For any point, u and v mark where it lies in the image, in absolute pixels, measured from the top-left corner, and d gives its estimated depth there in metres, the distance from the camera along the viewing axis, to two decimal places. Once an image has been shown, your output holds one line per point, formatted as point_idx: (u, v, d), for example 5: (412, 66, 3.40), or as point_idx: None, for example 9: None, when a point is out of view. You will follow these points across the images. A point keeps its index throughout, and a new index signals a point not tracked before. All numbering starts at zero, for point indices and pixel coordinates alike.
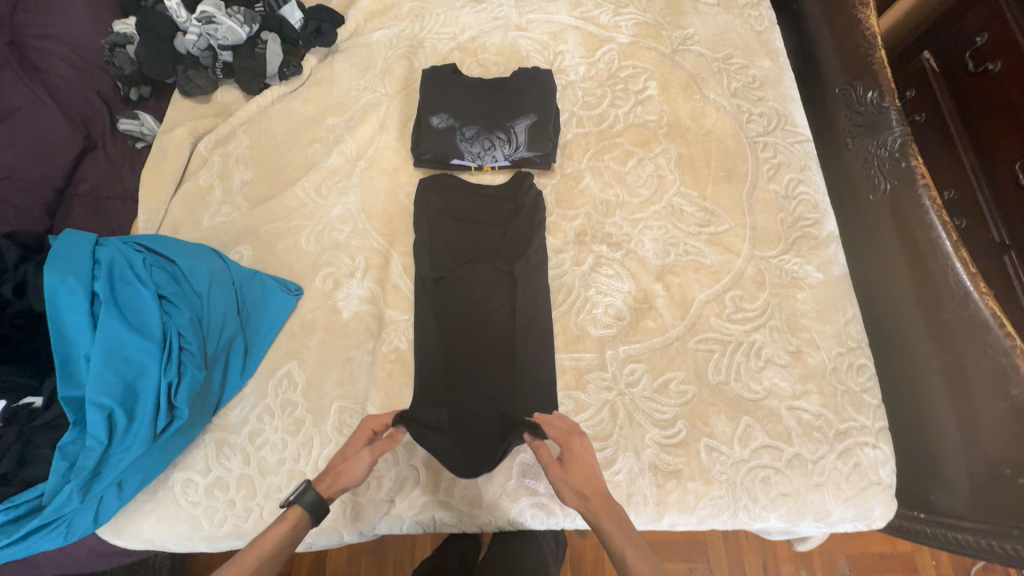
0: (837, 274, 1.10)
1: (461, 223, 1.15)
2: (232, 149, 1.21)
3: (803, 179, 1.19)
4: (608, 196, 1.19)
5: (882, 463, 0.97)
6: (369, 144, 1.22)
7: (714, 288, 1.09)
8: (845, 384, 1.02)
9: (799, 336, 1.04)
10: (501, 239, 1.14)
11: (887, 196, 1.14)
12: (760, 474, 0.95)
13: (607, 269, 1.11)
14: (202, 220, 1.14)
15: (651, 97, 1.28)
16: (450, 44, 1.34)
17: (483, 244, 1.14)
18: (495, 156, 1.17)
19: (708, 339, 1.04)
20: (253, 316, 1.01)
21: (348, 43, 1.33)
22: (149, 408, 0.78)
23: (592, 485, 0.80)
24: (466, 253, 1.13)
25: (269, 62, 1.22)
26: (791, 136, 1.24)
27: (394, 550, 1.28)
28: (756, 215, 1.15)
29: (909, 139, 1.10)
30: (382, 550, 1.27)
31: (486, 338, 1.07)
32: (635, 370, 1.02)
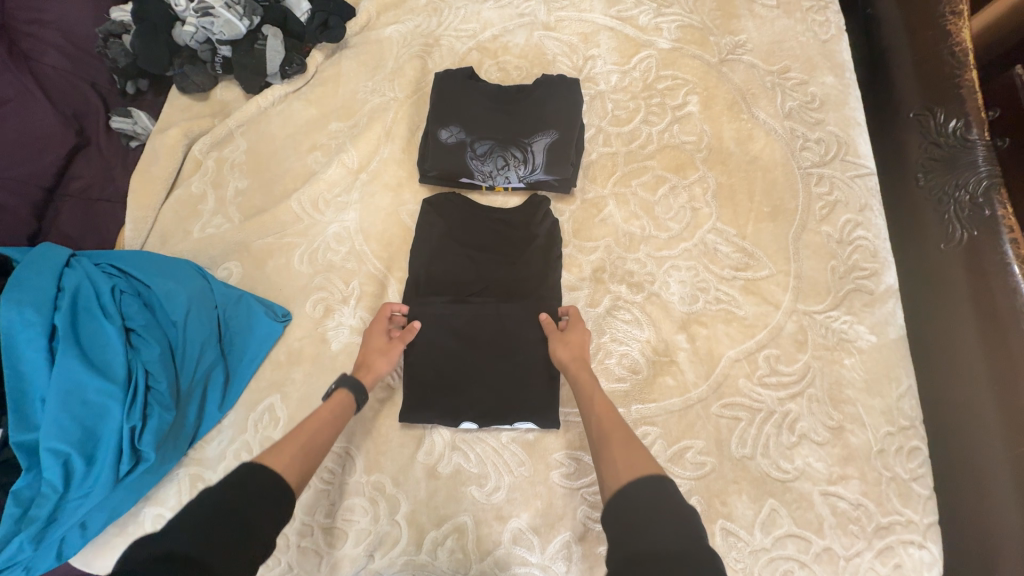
0: (893, 338, 0.95)
1: (464, 249, 1.03)
2: (228, 153, 1.13)
3: (862, 221, 1.03)
4: (633, 228, 1.05)
5: (928, 567, 0.84)
6: (373, 154, 1.11)
7: (746, 345, 0.96)
8: (891, 471, 0.88)
9: (841, 410, 0.91)
10: (509, 270, 1.01)
11: (961, 248, 0.97)
12: (783, 566, 0.83)
13: (625, 314, 0.99)
14: (192, 230, 1.07)
15: (690, 115, 1.13)
16: (468, 43, 1.21)
17: (487, 273, 1.01)
18: (508, 176, 1.05)
19: (735, 404, 0.92)
20: (237, 342, 0.93)
21: (357, 39, 1.22)
22: (110, 454, 0.73)
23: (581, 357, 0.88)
24: (468, 284, 1.00)
25: (270, 60, 1.12)
26: (852, 169, 1.07)
27: None
28: (803, 261, 1.01)
29: (997, 183, 0.95)
30: None
31: (479, 381, 0.94)
32: (648, 433, 0.91)
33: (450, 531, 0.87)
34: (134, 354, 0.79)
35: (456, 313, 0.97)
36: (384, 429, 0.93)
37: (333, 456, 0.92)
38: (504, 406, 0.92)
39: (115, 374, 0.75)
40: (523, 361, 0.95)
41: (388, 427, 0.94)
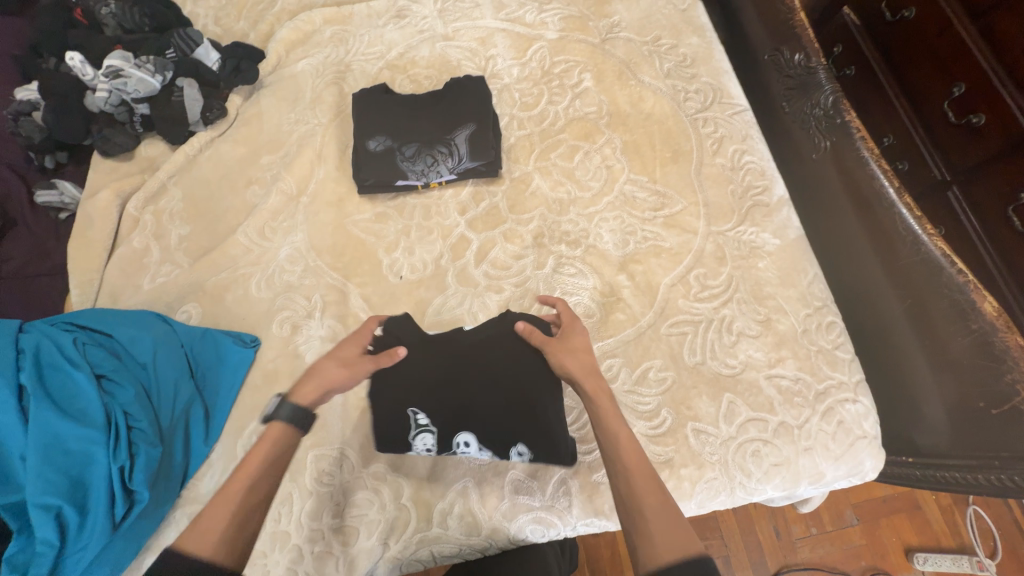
0: (793, 237, 1.12)
1: (467, 430, 0.90)
2: (165, 205, 1.15)
3: (747, 148, 1.20)
4: (561, 193, 1.18)
5: (864, 416, 0.98)
6: (309, 178, 1.18)
7: (677, 271, 1.09)
8: (817, 344, 1.02)
9: (765, 305, 1.05)
10: (411, 419, 0.91)
11: (829, 154, 1.16)
12: (750, 448, 0.95)
13: (570, 269, 1.10)
14: (143, 283, 1.08)
15: (588, 89, 1.28)
16: (378, 64, 1.31)
17: (438, 422, 0.91)
18: (439, 171, 1.14)
19: (680, 322, 1.04)
20: (210, 376, 0.95)
21: (272, 77, 1.30)
22: (103, 498, 0.75)
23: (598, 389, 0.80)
24: (460, 407, 0.91)
25: (190, 109, 1.18)
26: (729, 109, 1.25)
27: None
28: (707, 191, 1.16)
29: (840, 96, 1.13)
30: None
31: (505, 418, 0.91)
32: (613, 365, 1.01)
33: (455, 499, 0.93)
34: (109, 398, 0.81)
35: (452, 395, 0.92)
36: (373, 422, 0.98)
37: (328, 459, 0.95)
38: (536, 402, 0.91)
39: (92, 421, 0.78)
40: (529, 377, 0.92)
41: None
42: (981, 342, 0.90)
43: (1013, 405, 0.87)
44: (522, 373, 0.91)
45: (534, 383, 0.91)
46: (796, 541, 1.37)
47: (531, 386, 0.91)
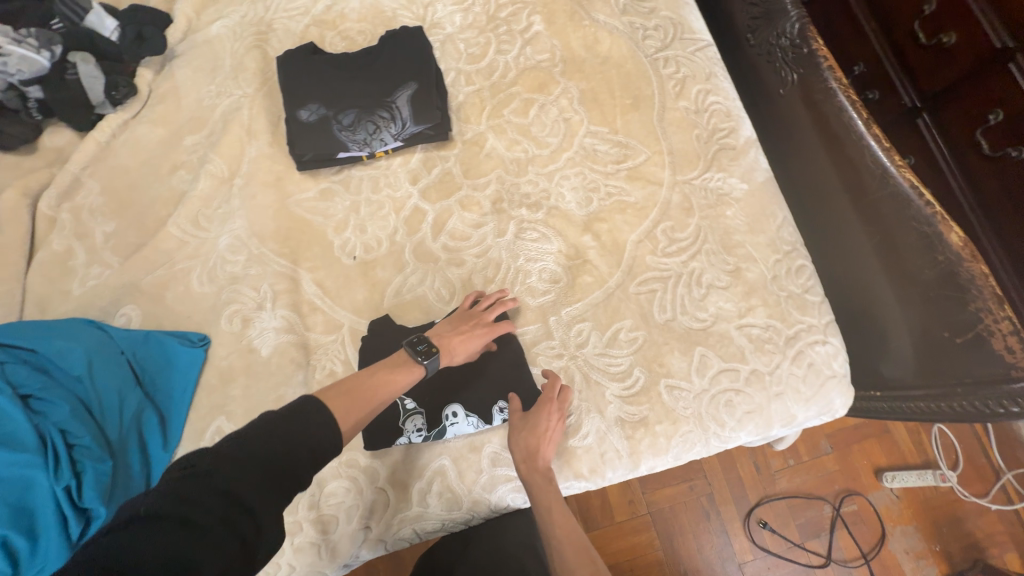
0: (761, 180, 1.07)
1: (453, 401, 0.93)
2: (83, 200, 1.04)
3: (711, 88, 1.13)
4: (517, 153, 1.10)
5: (833, 356, 0.99)
6: (241, 158, 1.07)
7: (644, 226, 1.04)
8: (787, 289, 1.01)
9: (735, 254, 1.02)
10: (399, 406, 0.92)
11: (797, 88, 1.09)
12: (723, 399, 0.95)
13: (533, 233, 1.04)
14: (71, 288, 0.99)
15: (538, 34, 1.17)
16: (304, 20, 1.17)
17: (425, 403, 0.93)
18: (382, 138, 1.05)
19: (649, 279, 1.01)
20: (160, 381, 0.89)
21: (184, 45, 1.16)
22: (51, 520, 0.71)
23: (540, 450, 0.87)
24: (442, 385, 0.94)
25: (91, 88, 1.04)
26: (691, 45, 1.16)
27: (410, 552, 1.27)
28: (671, 137, 1.10)
29: (806, 23, 1.06)
30: (397, 556, 1.26)
31: (485, 393, 0.94)
32: (582, 329, 0.98)
33: (433, 478, 0.91)
34: (40, 419, 0.76)
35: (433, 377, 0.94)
36: None
37: None
38: (509, 374, 0.95)
39: (25, 443, 0.73)
40: (497, 353, 0.96)
41: None
42: (947, 272, 0.88)
43: (975, 333, 0.86)
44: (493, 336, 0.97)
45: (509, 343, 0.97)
46: (774, 474, 1.43)
47: (506, 343, 0.97)
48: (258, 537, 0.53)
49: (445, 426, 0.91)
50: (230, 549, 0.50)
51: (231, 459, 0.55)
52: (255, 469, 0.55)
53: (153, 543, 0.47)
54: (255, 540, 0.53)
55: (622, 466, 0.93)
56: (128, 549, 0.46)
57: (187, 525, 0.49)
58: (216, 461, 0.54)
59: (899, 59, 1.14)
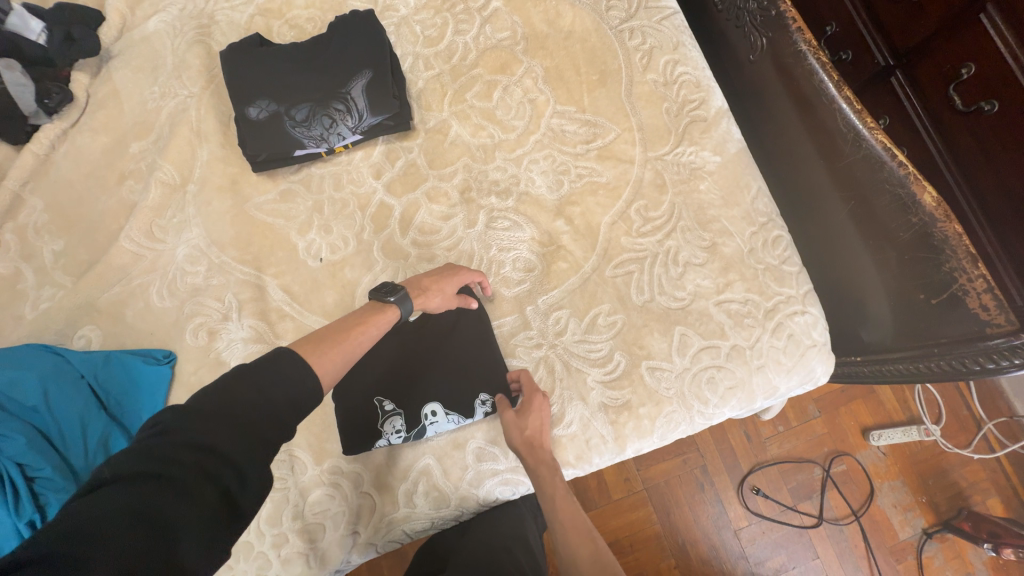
0: (734, 151, 1.05)
1: (432, 399, 0.91)
2: (26, 219, 0.99)
3: (680, 58, 1.09)
4: (483, 139, 1.06)
5: (813, 325, 0.98)
6: (191, 162, 1.02)
7: (617, 207, 1.01)
8: (764, 262, 0.99)
9: (710, 229, 1.00)
10: (377, 408, 0.90)
11: (767, 53, 1.05)
12: (705, 376, 0.94)
13: (504, 222, 1.01)
14: (24, 313, 0.94)
15: (497, 11, 1.12)
16: (247, 10, 1.10)
17: (404, 403, 0.91)
18: (340, 132, 1.00)
19: (625, 261, 0.99)
20: (126, 405, 0.86)
21: (120, 45, 1.08)
22: None
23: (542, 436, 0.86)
24: (421, 385, 0.92)
25: (20, 97, 0.98)
26: (657, 14, 1.12)
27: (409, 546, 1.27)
28: (641, 113, 1.06)
29: None
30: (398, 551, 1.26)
31: (461, 388, 0.92)
32: (560, 317, 0.96)
33: (418, 478, 0.90)
34: None
35: (411, 376, 0.93)
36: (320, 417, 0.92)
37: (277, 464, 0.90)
38: (486, 367, 0.93)
39: None
40: (472, 345, 0.94)
41: (323, 414, 0.92)
42: (922, 234, 0.86)
43: (950, 293, 0.85)
44: (467, 329, 0.95)
45: (483, 332, 0.95)
46: (765, 441, 1.44)
47: (482, 334, 0.95)
48: (242, 489, 0.54)
49: (422, 424, 0.90)
50: (210, 500, 0.50)
51: (203, 416, 0.55)
52: (225, 424, 0.55)
53: (123, 499, 0.47)
54: (238, 491, 0.53)
55: (608, 450, 0.92)
56: (99, 506, 0.46)
57: (163, 480, 0.50)
58: (186, 418, 0.54)
59: (871, 17, 1.10)
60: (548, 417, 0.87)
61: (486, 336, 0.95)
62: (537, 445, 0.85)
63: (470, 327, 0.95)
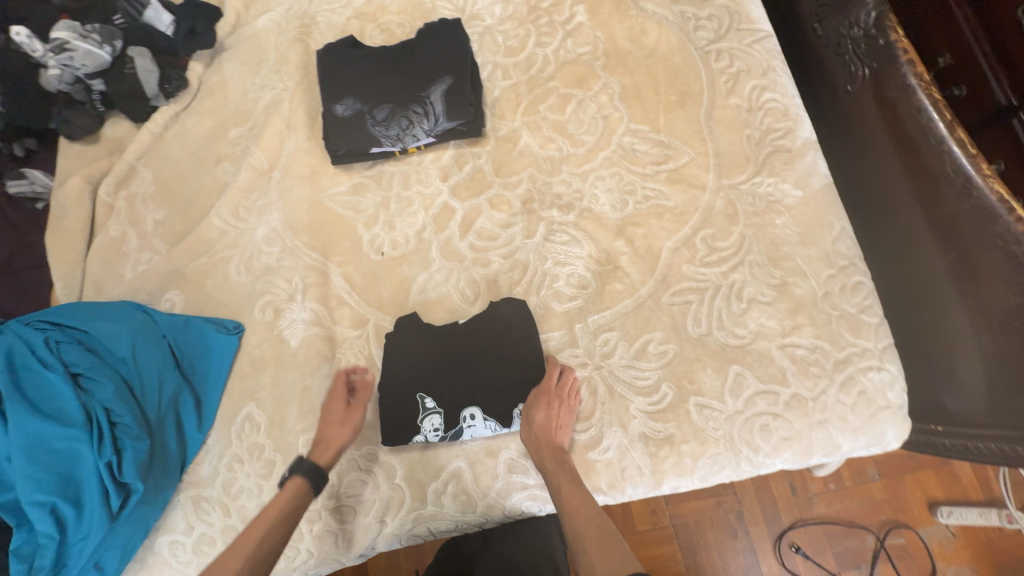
0: (818, 186, 0.98)
1: (473, 403, 0.91)
2: (137, 189, 1.11)
3: (768, 84, 1.04)
4: (551, 151, 1.06)
5: (889, 385, 0.89)
6: (279, 151, 1.10)
7: (682, 233, 0.98)
8: (839, 308, 0.92)
9: (782, 267, 0.94)
10: (418, 403, 0.92)
11: (868, 85, 0.98)
12: (758, 422, 0.88)
13: (562, 236, 1.00)
14: (124, 272, 1.05)
15: (581, 25, 1.12)
16: (345, 12, 1.18)
17: (444, 403, 0.91)
18: (415, 134, 1.03)
19: (684, 290, 0.95)
20: (197, 366, 0.94)
21: (233, 39, 1.19)
22: (96, 492, 0.77)
23: (546, 431, 0.86)
24: (462, 387, 0.92)
25: (146, 82, 1.09)
26: (748, 36, 1.07)
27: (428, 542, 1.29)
28: (719, 138, 1.02)
29: (884, 10, 0.94)
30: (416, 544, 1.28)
31: (502, 395, 0.92)
32: (609, 339, 0.94)
33: (449, 479, 0.91)
34: (88, 397, 0.81)
35: (454, 376, 0.93)
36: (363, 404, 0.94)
37: None
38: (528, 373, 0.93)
39: (73, 420, 0.79)
40: (518, 354, 0.94)
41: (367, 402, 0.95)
42: None
43: None
44: (513, 336, 0.94)
45: (528, 341, 0.94)
46: (812, 497, 1.33)
47: (529, 344, 0.94)
48: None
49: (460, 427, 0.91)
50: None
51: None
52: None
53: None
54: None
55: (643, 483, 0.88)
56: None
57: None
58: None
59: None
60: (563, 417, 0.88)
61: (534, 347, 0.94)
62: (549, 441, 0.86)
63: (518, 334, 0.94)
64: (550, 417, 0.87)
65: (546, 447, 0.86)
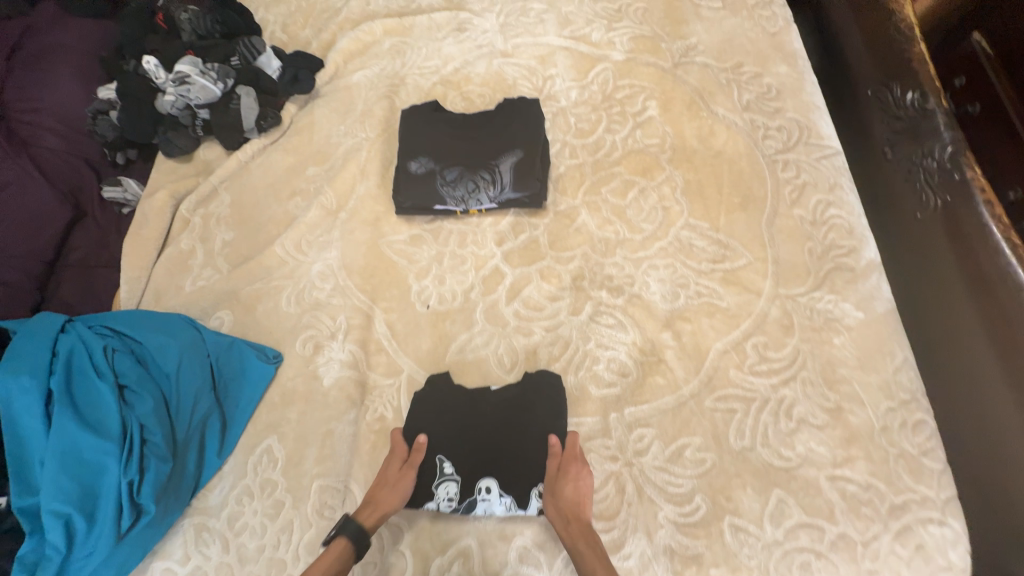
0: (881, 311, 0.94)
1: (489, 474, 0.88)
2: (214, 209, 1.18)
3: (833, 200, 1.04)
4: (608, 233, 1.07)
5: (951, 544, 0.80)
6: (350, 194, 1.16)
7: (732, 336, 0.95)
8: (898, 446, 0.85)
9: (837, 390, 0.89)
10: (436, 467, 0.89)
11: (939, 216, 0.96)
12: (799, 559, 0.81)
13: (608, 319, 0.99)
14: (184, 285, 1.10)
15: (651, 119, 1.17)
16: (433, 78, 1.27)
17: (462, 469, 0.89)
18: (479, 199, 1.07)
19: (729, 396, 0.91)
20: (231, 390, 0.95)
21: (328, 87, 1.30)
22: (110, 510, 0.76)
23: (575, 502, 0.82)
24: (480, 455, 0.90)
25: (246, 116, 1.20)
26: (817, 152, 1.09)
27: None
28: (779, 246, 1.01)
29: (961, 148, 0.94)
30: None
31: (522, 474, 0.88)
32: (644, 435, 0.90)
33: (455, 557, 0.86)
34: (128, 410, 0.83)
35: (476, 444, 0.90)
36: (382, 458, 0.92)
37: (332, 491, 0.89)
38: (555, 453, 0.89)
39: (109, 432, 0.79)
40: (544, 432, 0.90)
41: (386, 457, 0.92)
42: None
43: None
44: (542, 399, 0.93)
45: (555, 400, 0.93)
46: None
47: (557, 423, 0.91)
48: None
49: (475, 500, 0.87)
50: None
51: None
52: None
53: None
54: None
55: None
56: None
57: None
58: None
59: None
60: (590, 488, 0.83)
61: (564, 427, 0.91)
62: (577, 512, 0.81)
63: (547, 411, 0.92)
64: (578, 487, 0.83)
65: (575, 523, 0.80)
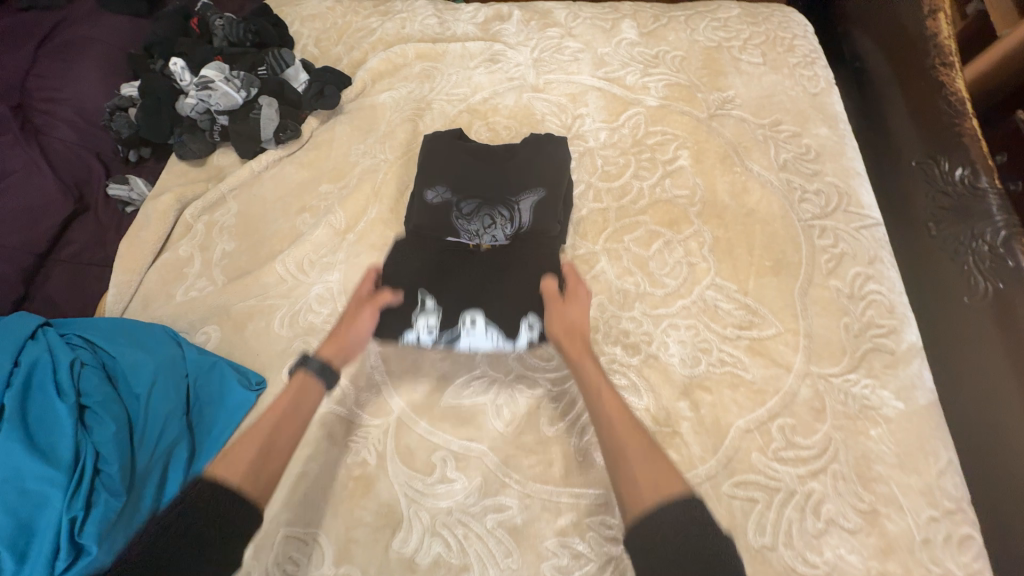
0: (923, 403, 0.85)
1: (475, 309, 0.92)
2: (219, 217, 1.14)
3: (873, 274, 0.97)
4: (627, 284, 1.00)
5: None
6: (360, 215, 1.11)
7: (757, 413, 0.86)
8: (940, 566, 0.75)
9: (871, 491, 0.80)
10: (418, 301, 0.93)
11: (993, 304, 0.88)
12: None
13: (620, 379, 0.91)
14: (175, 294, 1.05)
15: (682, 169, 1.12)
16: (460, 106, 1.24)
17: (443, 304, 0.93)
18: (494, 235, 1.01)
19: (750, 484, 0.81)
20: (205, 415, 0.88)
21: (353, 105, 1.27)
22: (43, 549, 0.68)
23: (578, 326, 0.88)
24: (467, 295, 0.94)
25: (264, 126, 1.16)
26: (856, 221, 1.03)
27: None
28: (812, 318, 0.94)
29: (1016, 232, 0.87)
30: None
31: (507, 283, 0.94)
32: None
33: None
34: (85, 435, 0.75)
35: (460, 280, 0.95)
36: (357, 511, 0.82)
37: (297, 544, 0.80)
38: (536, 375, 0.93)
39: (58, 459, 0.72)
40: (528, 266, 0.98)
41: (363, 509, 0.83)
42: None
43: None
44: (530, 253, 1.01)
45: (551, 249, 1.01)
46: None
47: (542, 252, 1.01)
48: None
49: (459, 344, 0.91)
50: None
51: None
52: None
53: None
54: None
55: None
56: None
57: None
58: None
59: None
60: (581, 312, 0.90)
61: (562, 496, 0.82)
62: (578, 336, 0.87)
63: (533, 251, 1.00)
64: (579, 311, 0.90)
65: (578, 338, 0.87)
